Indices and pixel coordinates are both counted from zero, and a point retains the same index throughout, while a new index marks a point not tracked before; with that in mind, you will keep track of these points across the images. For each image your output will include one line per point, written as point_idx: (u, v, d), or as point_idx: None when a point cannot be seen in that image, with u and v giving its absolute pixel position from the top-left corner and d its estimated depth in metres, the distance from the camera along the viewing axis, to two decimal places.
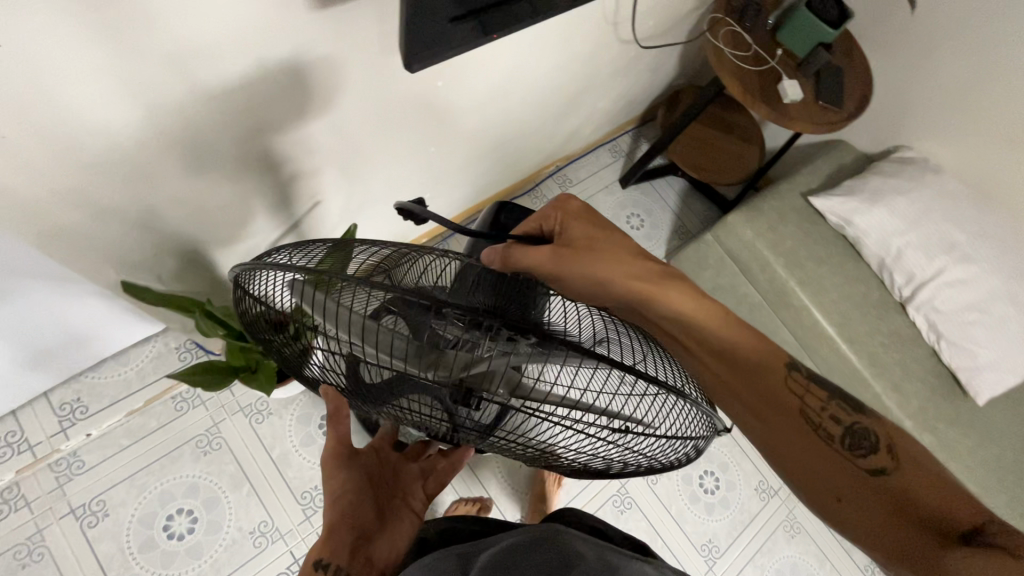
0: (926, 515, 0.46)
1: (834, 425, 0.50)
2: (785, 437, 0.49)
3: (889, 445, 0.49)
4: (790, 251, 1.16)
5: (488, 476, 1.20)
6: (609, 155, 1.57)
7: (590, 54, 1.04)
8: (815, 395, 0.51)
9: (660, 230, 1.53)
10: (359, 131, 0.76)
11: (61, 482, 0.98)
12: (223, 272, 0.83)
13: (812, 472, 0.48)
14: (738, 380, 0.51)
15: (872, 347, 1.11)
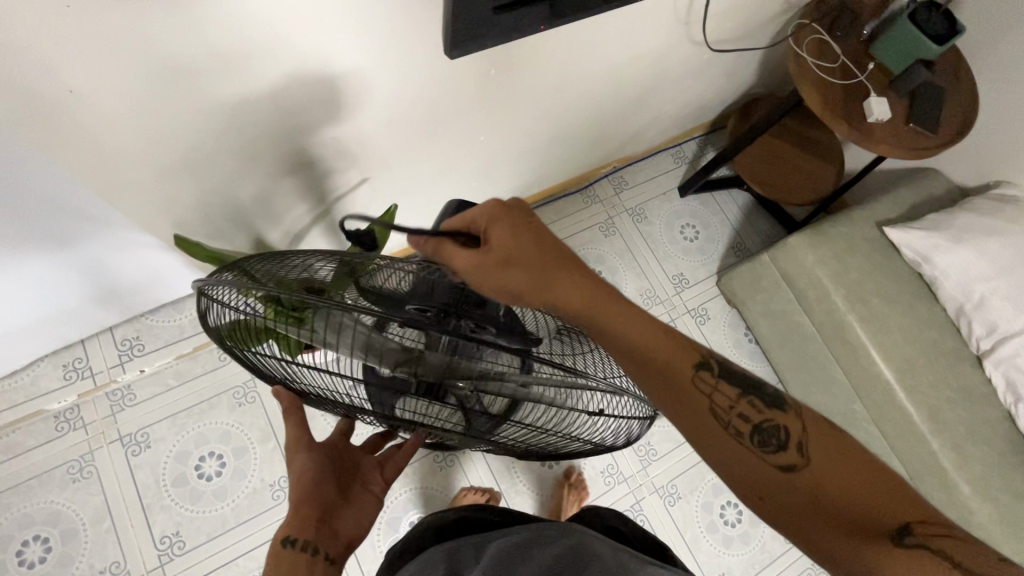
0: (844, 515, 0.44)
1: (743, 420, 0.48)
2: (700, 436, 0.48)
3: (802, 440, 0.47)
4: (855, 283, 1.07)
5: (503, 470, 1.20)
6: (671, 161, 1.51)
7: (659, 53, 1.00)
8: (725, 390, 0.49)
9: (716, 244, 1.45)
10: (412, 116, 0.77)
11: (114, 410, 1.07)
12: (270, 236, 0.87)
13: (729, 470, 0.48)
14: (652, 378, 0.49)
15: (936, 399, 1.01)
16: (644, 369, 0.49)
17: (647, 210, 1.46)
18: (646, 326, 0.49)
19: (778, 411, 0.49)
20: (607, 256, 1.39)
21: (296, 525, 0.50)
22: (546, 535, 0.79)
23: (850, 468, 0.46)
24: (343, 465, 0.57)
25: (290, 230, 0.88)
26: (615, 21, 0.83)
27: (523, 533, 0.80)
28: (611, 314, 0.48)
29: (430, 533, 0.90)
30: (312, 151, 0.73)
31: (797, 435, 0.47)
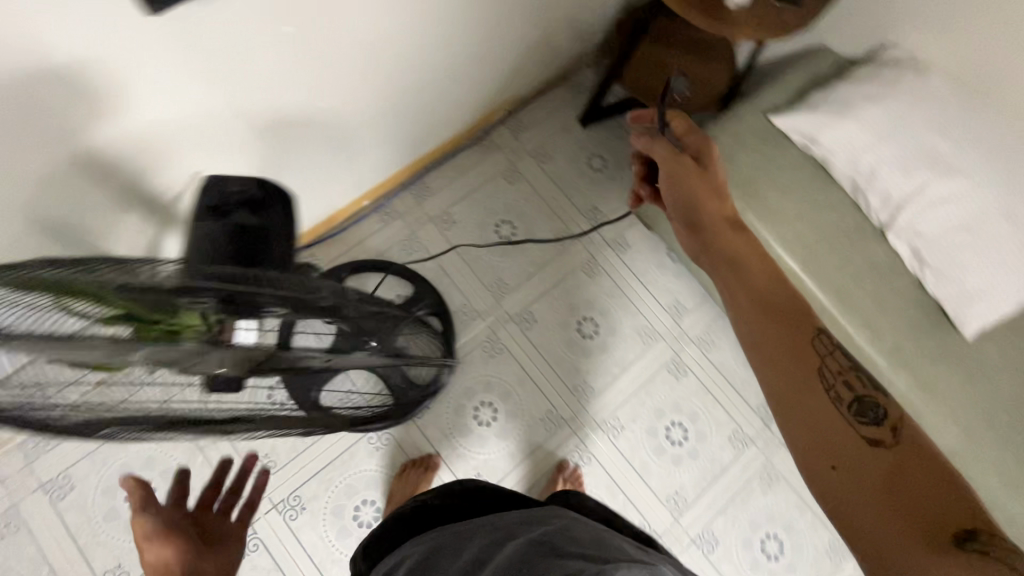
0: (915, 494, 0.53)
1: (847, 391, 0.61)
2: (795, 386, 0.62)
3: (893, 422, 0.58)
4: (748, 178, 1.03)
5: (443, 438, 1.18)
6: (567, 93, 1.45)
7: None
8: (836, 361, 0.63)
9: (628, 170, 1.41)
10: (213, 92, 0.72)
11: (29, 460, 1.05)
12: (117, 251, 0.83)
13: (827, 436, 0.58)
14: (799, 328, 0.65)
15: (842, 280, 0.99)
16: (794, 326, 0.65)
17: (550, 148, 1.41)
18: (787, 297, 0.67)
19: (879, 396, 0.61)
20: (516, 203, 1.35)
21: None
22: (525, 522, 0.75)
23: (919, 459, 0.55)
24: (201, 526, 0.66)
25: (137, 239, 0.84)
26: None
27: (510, 521, 0.76)
28: (770, 286, 0.69)
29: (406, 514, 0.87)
30: (108, 150, 0.68)
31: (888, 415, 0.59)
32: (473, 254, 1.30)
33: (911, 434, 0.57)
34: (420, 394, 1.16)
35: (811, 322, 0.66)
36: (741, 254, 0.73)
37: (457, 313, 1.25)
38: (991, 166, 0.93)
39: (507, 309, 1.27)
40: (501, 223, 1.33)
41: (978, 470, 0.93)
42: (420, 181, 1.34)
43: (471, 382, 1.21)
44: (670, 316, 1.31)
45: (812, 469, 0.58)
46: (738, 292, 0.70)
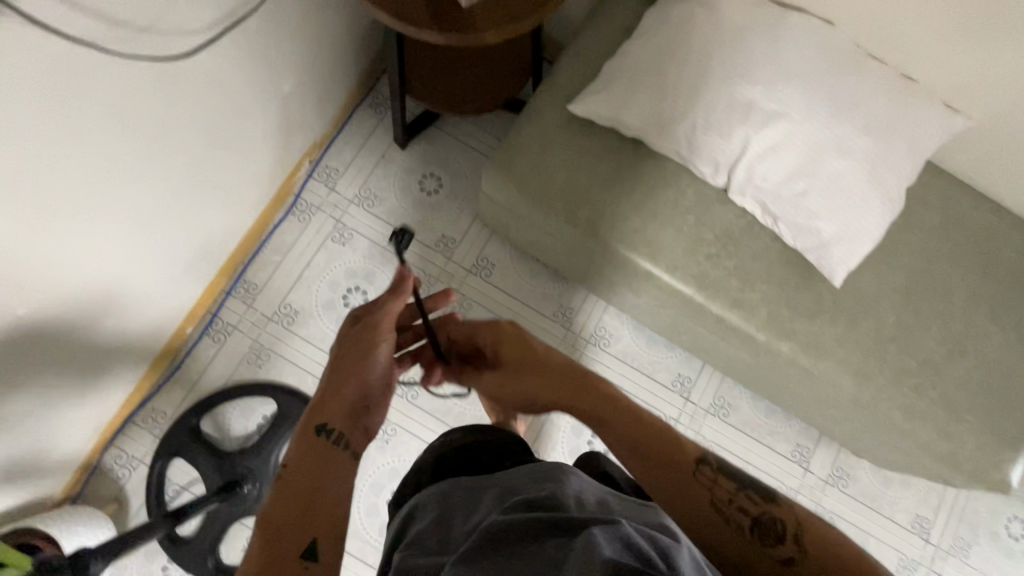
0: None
1: (744, 514, 0.57)
2: (701, 527, 0.56)
3: (797, 531, 0.55)
4: (569, 185, 0.90)
5: (366, 545, 1.09)
6: (371, 115, 1.25)
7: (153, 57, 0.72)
8: (725, 484, 0.59)
9: (466, 178, 1.24)
10: None
11: None
12: None
13: (740, 563, 0.55)
14: (666, 473, 0.58)
15: (698, 264, 0.89)
16: (665, 462, 0.59)
17: (374, 185, 1.23)
18: (653, 435, 0.61)
19: (773, 506, 0.58)
20: (357, 263, 1.20)
21: (331, 420, 0.67)
22: (536, 480, 0.53)
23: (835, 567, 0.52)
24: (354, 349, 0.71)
25: None
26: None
27: (521, 476, 0.56)
28: (633, 425, 0.62)
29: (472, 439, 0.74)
30: None
31: (791, 527, 0.55)
32: (330, 339, 1.16)
33: (818, 541, 0.54)
34: None
35: (680, 448, 0.60)
36: (592, 395, 0.65)
37: None
38: (812, 92, 0.80)
39: None
40: (348, 291, 1.18)
41: (881, 412, 0.88)
42: (243, 279, 1.16)
43: (374, 477, 1.11)
44: (560, 325, 1.21)
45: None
46: (618, 445, 0.61)
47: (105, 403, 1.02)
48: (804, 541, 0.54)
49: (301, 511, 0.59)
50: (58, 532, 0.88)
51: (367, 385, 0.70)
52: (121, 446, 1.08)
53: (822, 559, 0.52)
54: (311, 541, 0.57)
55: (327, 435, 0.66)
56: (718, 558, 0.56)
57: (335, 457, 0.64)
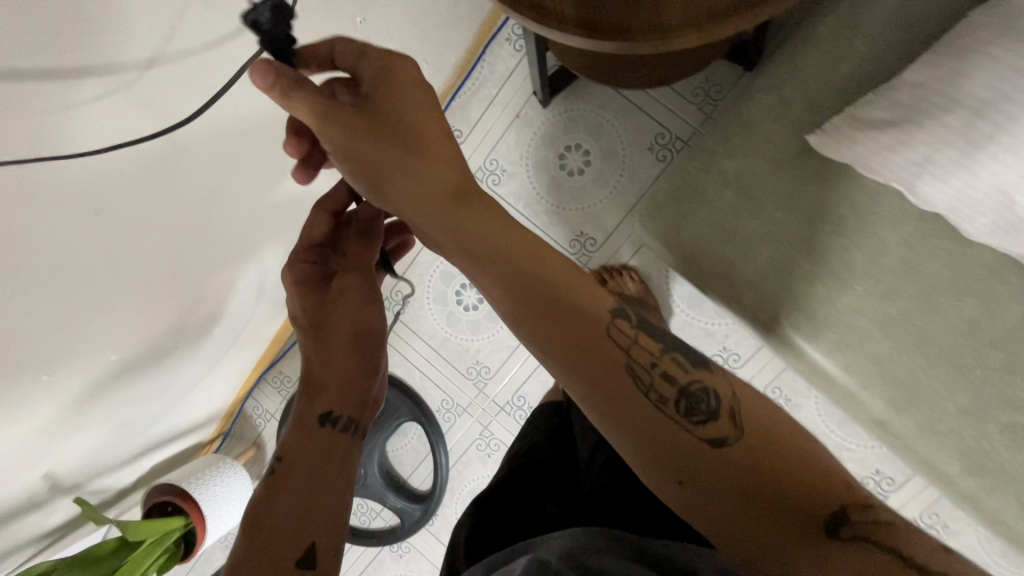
0: (774, 495, 0.41)
1: (668, 384, 0.46)
2: (617, 411, 0.45)
3: (733, 407, 0.45)
4: (773, 269, 0.55)
5: None
6: (507, 56, 0.92)
7: (199, 80, 0.52)
8: (645, 347, 0.47)
9: (623, 157, 0.90)
10: None
11: None
12: (58, 518, 0.82)
13: (665, 449, 0.44)
14: (563, 318, 0.46)
15: (982, 436, 0.52)
16: (573, 314, 0.46)
17: (500, 155, 0.94)
18: (549, 271, 0.47)
19: (704, 375, 0.47)
20: None
21: (340, 406, 0.58)
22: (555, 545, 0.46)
23: (776, 455, 0.42)
24: (325, 312, 0.60)
25: (70, 509, 0.83)
26: None
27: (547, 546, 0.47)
28: (525, 258, 0.47)
29: (535, 448, 0.77)
30: None
31: (726, 402, 0.45)
32: (439, 338, 1.04)
33: (759, 421, 0.44)
34: (419, 507, 1.05)
35: (593, 294, 0.47)
36: (477, 221, 0.47)
37: (440, 412, 1.06)
38: None
39: (494, 396, 1.03)
40: (462, 287, 1.02)
41: None
42: None
43: (473, 485, 1.05)
44: None
45: (653, 485, 0.45)
46: (505, 285, 0.46)
47: (237, 371, 1.07)
48: (738, 417, 0.44)
49: (303, 512, 0.52)
50: (190, 488, 0.99)
51: (363, 358, 0.60)
52: (256, 398, 1.16)
53: (758, 439, 0.43)
54: (306, 551, 0.50)
55: (332, 425, 0.57)
56: (637, 452, 0.45)
57: (339, 443, 0.57)
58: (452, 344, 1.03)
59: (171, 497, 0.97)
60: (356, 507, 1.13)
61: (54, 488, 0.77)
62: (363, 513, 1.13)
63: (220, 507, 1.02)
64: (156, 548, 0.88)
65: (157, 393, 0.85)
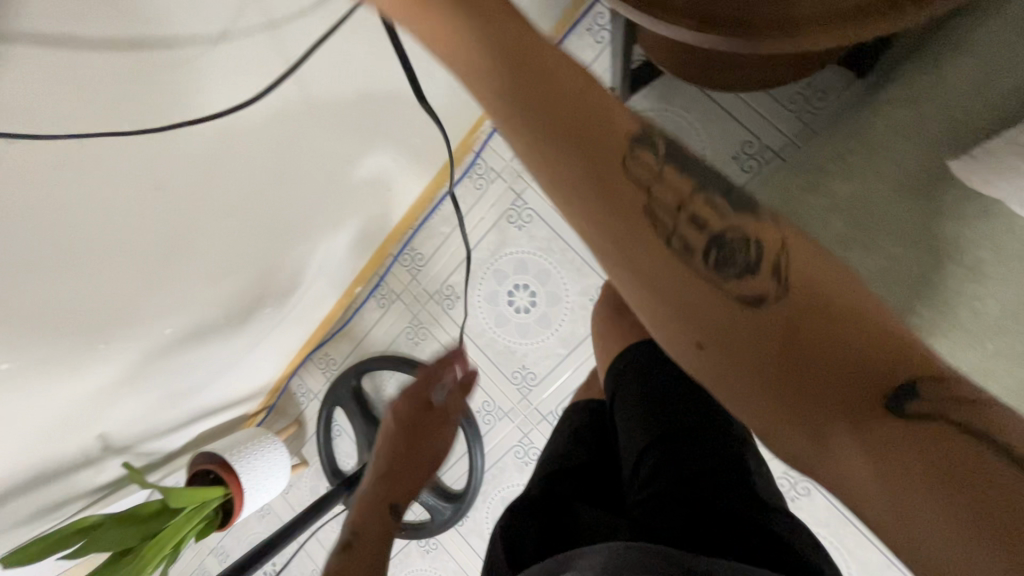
0: (827, 368, 0.33)
1: (696, 228, 0.35)
2: (630, 269, 0.35)
3: (780, 261, 0.34)
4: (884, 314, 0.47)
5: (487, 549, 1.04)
6: (586, 48, 0.86)
7: (268, 64, 0.50)
8: (671, 182, 0.36)
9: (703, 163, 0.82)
10: (35, 410, 0.60)
11: (193, 554, 1.30)
12: (108, 475, 0.85)
13: (689, 309, 0.35)
14: (568, 130, 0.35)
15: None
16: (580, 143, 0.35)
17: None
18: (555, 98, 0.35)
19: (746, 218, 0.36)
20: (531, 255, 0.95)
21: (401, 497, 0.66)
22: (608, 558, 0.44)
23: (831, 315, 0.33)
24: (418, 430, 0.69)
25: (116, 470, 0.86)
26: (41, 170, 0.42)
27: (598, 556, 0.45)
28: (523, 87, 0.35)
29: (573, 451, 0.64)
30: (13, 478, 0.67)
31: (771, 252, 0.34)
32: (486, 337, 1.01)
33: (814, 280, 0.33)
34: (451, 506, 1.02)
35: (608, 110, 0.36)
36: None
37: (480, 413, 1.03)
38: None
39: (536, 402, 0.98)
40: (514, 288, 0.97)
41: None
42: (409, 246, 1.03)
43: (507, 492, 1.02)
44: None
45: (668, 351, 0.36)
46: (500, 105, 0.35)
47: (285, 349, 1.08)
48: (786, 274, 0.34)
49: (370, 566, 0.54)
50: (232, 458, 1.01)
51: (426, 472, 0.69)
52: (301, 376, 1.17)
53: (812, 304, 0.33)
54: None
55: (395, 513, 0.64)
56: (648, 304, 0.35)
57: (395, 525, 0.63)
58: (499, 345, 1.00)
59: (213, 466, 0.99)
60: None
61: (108, 449, 0.80)
62: None
63: (259, 480, 1.03)
64: (197, 516, 0.91)
65: (208, 367, 0.86)
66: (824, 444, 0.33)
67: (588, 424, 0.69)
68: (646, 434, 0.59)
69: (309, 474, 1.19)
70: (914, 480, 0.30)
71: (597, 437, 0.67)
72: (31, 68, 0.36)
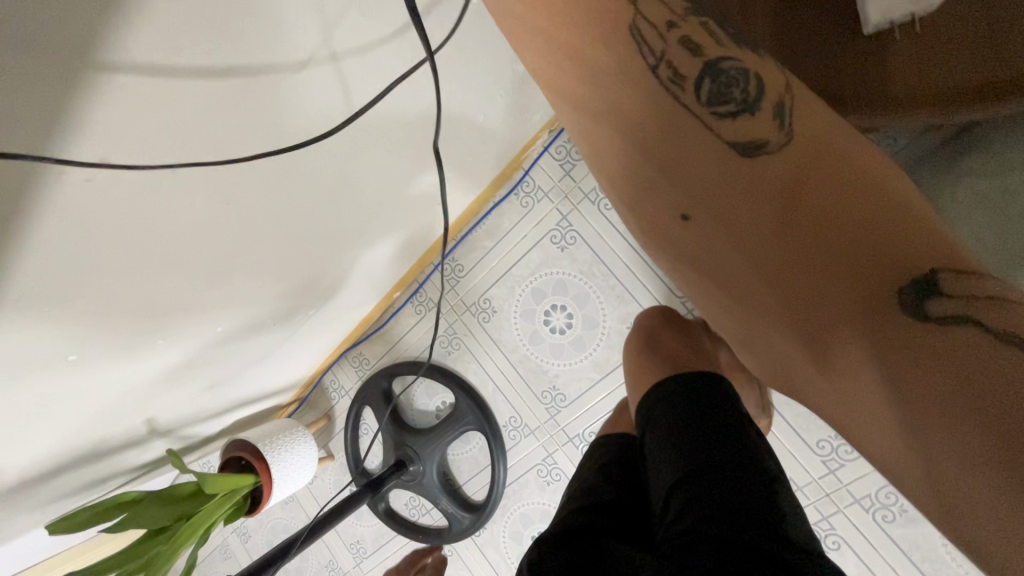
0: (824, 230, 0.37)
1: (696, 65, 0.37)
2: (632, 129, 0.39)
3: (780, 103, 0.37)
4: None
5: (502, 562, 1.05)
6: None
7: (345, 95, 0.51)
8: (662, 3, 0.37)
9: None
10: (99, 394, 0.64)
11: (220, 530, 1.36)
12: (152, 453, 0.90)
13: (694, 173, 0.39)
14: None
15: None
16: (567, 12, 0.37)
17: None
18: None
19: (743, 52, 0.37)
20: (571, 277, 0.95)
21: None
22: None
23: (821, 168, 0.37)
24: None
25: (157, 450, 0.90)
26: (130, 195, 0.44)
27: None
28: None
29: (604, 483, 0.60)
30: (70, 453, 0.71)
31: (770, 95, 0.37)
32: (519, 354, 1.01)
33: (813, 127, 0.37)
34: (469, 516, 1.03)
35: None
36: None
37: (506, 428, 1.03)
38: None
39: (564, 423, 0.98)
40: (551, 308, 0.97)
41: None
42: (452, 256, 1.05)
43: (526, 508, 1.02)
44: (823, 461, 0.80)
45: (667, 225, 0.42)
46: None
47: (322, 345, 1.11)
48: (786, 118, 0.37)
49: None
50: (263, 448, 1.04)
51: None
52: (335, 372, 1.20)
53: (807, 151, 0.37)
54: None
55: None
56: (658, 177, 0.40)
57: None
58: (533, 364, 1.00)
59: (245, 453, 1.02)
60: (408, 499, 1.15)
61: (154, 431, 0.84)
62: (416, 508, 1.14)
63: (288, 472, 1.06)
64: (228, 501, 0.95)
65: (251, 360, 0.89)
66: (823, 324, 0.39)
67: (615, 457, 0.64)
68: (680, 466, 0.52)
69: (335, 468, 1.22)
70: (910, 387, 0.35)
71: (626, 472, 0.62)
72: (139, 101, 0.38)
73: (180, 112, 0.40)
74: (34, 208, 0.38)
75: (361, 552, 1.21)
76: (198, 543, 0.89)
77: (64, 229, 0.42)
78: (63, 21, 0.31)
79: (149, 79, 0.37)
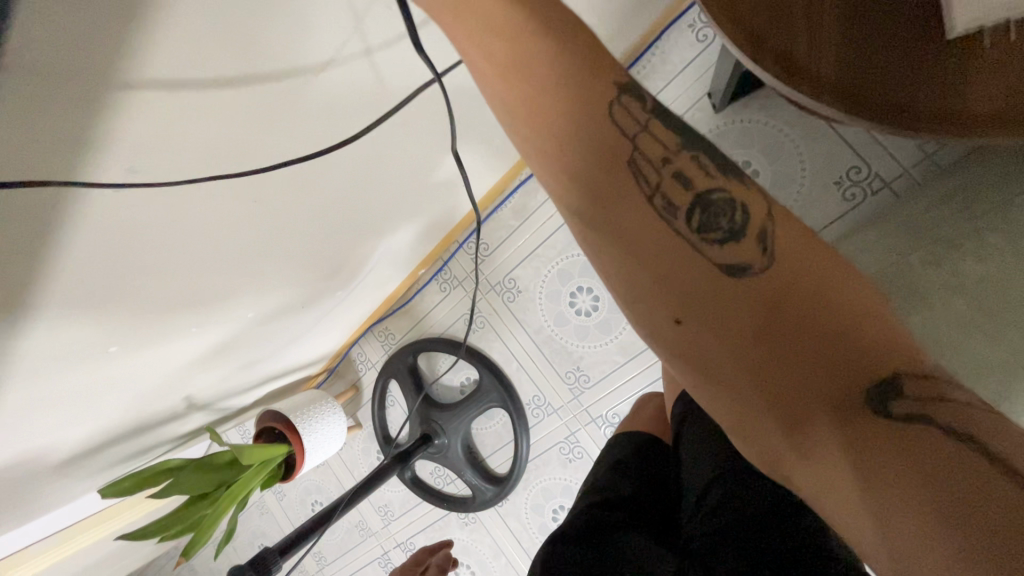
0: (815, 350, 0.33)
1: (679, 187, 0.35)
2: (615, 230, 0.35)
3: (764, 231, 0.34)
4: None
5: (523, 532, 1.09)
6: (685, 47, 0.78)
7: (372, 87, 0.49)
8: (657, 137, 0.35)
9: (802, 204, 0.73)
10: (144, 379, 0.67)
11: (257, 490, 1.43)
12: (191, 424, 0.94)
13: (676, 281, 0.34)
14: (547, 104, 0.34)
15: None
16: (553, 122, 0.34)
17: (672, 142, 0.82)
18: (556, 76, 0.34)
19: (730, 181, 0.35)
20: None
21: None
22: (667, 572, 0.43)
23: (808, 291, 0.33)
24: None
25: (196, 422, 0.94)
26: (162, 199, 0.44)
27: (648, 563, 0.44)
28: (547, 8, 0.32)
29: (631, 463, 0.62)
30: (119, 427, 0.75)
31: (756, 221, 0.34)
32: (544, 334, 1.01)
33: (796, 250, 0.34)
34: (493, 488, 1.06)
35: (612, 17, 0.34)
36: None
37: (530, 406, 1.04)
38: None
39: (586, 405, 0.99)
40: (577, 290, 0.96)
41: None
42: (478, 236, 1.03)
43: (548, 484, 1.04)
44: None
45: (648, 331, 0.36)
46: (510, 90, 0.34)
47: (348, 323, 1.13)
48: (770, 243, 0.34)
49: None
50: (295, 419, 1.07)
51: None
52: (361, 347, 1.22)
53: (796, 271, 0.33)
54: None
55: None
56: (643, 280, 0.35)
57: None
58: (558, 346, 1.00)
59: (278, 424, 1.06)
60: (433, 469, 1.19)
61: (194, 405, 0.88)
62: (441, 476, 1.18)
63: (319, 444, 1.09)
64: (262, 471, 0.99)
65: (282, 340, 0.91)
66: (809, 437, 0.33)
67: (633, 455, 0.63)
68: (713, 466, 0.53)
69: (364, 436, 1.26)
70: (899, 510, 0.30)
71: (653, 461, 0.63)
72: (158, 114, 0.37)
73: (205, 117, 0.39)
74: (66, 222, 0.39)
75: (389, 515, 1.27)
76: (237, 510, 0.94)
77: (98, 238, 0.42)
78: (81, 52, 0.30)
79: (168, 95, 0.36)
